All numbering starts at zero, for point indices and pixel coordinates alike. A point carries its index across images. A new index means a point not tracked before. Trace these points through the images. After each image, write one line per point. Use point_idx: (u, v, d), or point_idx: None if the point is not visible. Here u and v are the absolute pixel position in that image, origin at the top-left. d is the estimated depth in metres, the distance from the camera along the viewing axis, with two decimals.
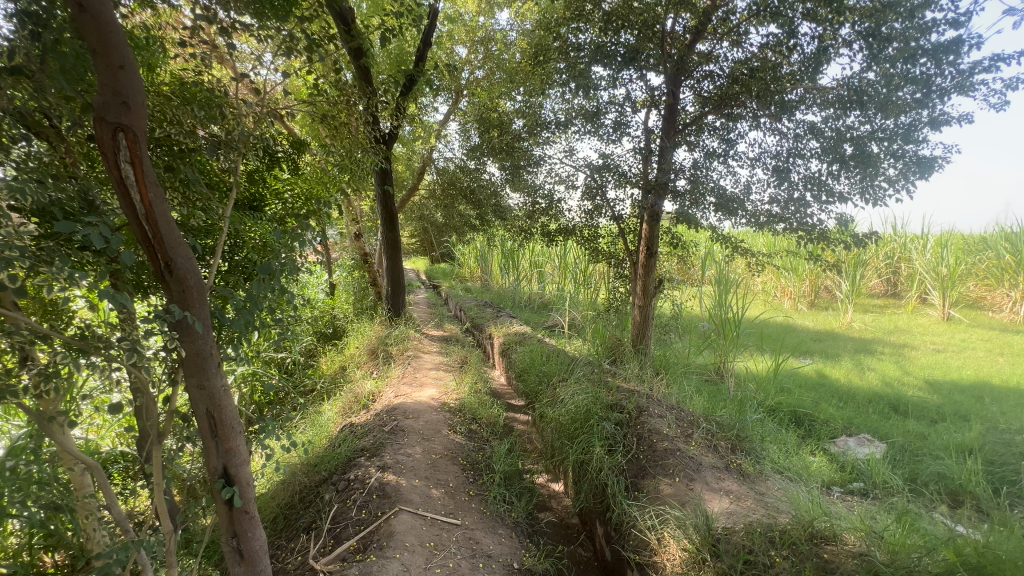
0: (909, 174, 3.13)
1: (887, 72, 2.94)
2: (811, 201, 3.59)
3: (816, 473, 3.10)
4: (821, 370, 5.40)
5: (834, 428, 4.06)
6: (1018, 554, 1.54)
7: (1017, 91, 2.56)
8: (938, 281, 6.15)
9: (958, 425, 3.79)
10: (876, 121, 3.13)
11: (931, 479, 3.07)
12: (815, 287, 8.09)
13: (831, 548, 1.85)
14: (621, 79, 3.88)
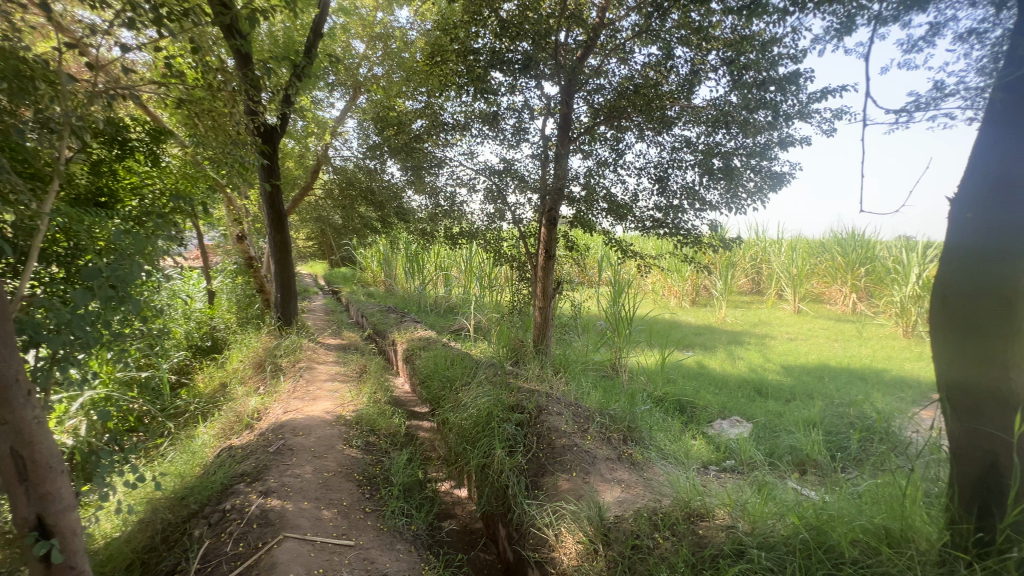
0: (764, 187, 3.58)
1: (746, 96, 3.33)
2: (687, 208, 3.95)
3: (695, 455, 3.41)
4: (701, 361, 5.97)
5: (711, 413, 4.47)
6: (844, 510, 1.81)
7: (842, 119, 3.03)
8: (791, 279, 7.20)
9: (806, 403, 4.40)
10: (738, 138, 3.54)
11: (785, 452, 3.53)
12: (696, 286, 8.95)
13: (704, 524, 2.03)
14: (518, 86, 3.95)
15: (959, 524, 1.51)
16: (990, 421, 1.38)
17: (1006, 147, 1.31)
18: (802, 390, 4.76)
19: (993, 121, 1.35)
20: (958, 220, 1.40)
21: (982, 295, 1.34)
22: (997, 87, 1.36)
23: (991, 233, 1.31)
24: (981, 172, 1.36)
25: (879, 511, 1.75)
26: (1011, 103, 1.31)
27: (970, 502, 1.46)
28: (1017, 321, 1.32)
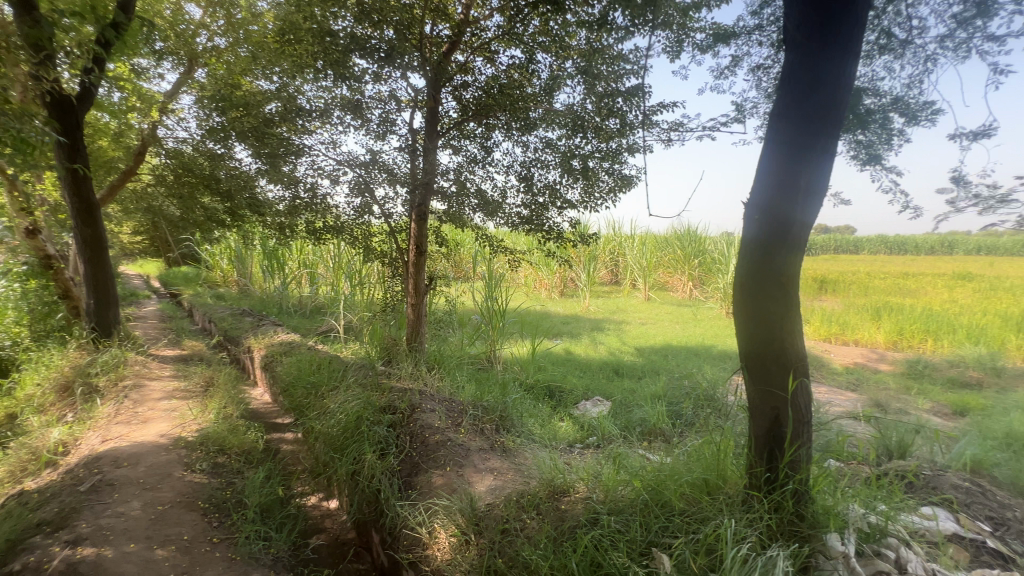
0: (617, 188, 3.96)
1: (598, 104, 3.63)
2: (551, 206, 4.20)
3: (562, 436, 3.66)
4: (568, 348, 6.42)
5: (576, 395, 4.83)
6: (676, 469, 2.10)
7: (675, 132, 3.48)
8: (641, 270, 9.10)
9: (653, 379, 5.01)
10: (593, 142, 3.84)
11: (637, 424, 3.97)
12: (563, 279, 9.59)
13: (565, 499, 2.20)
14: (383, 75, 3.78)
15: (754, 467, 1.83)
16: (774, 383, 1.72)
17: (780, 159, 1.60)
18: (651, 368, 5.40)
19: (771, 136, 1.64)
20: (749, 219, 1.70)
21: (766, 279, 1.64)
22: (774, 109, 1.65)
23: (772, 229, 1.61)
24: (763, 179, 1.65)
25: (700, 467, 2.06)
26: (783, 123, 1.61)
27: (761, 450, 1.80)
28: (789, 300, 1.65)
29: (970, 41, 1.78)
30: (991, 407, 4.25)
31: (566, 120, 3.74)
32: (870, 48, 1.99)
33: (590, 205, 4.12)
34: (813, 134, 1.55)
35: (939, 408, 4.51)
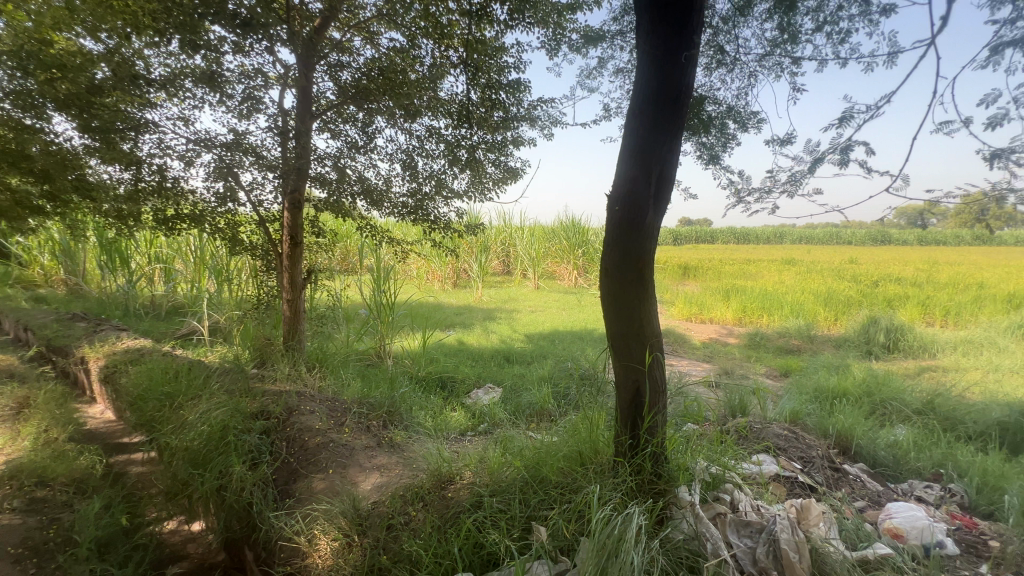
0: (504, 180, 4.03)
1: (482, 95, 3.65)
2: (437, 195, 4.13)
3: (453, 425, 3.64)
4: (460, 338, 6.43)
5: (468, 383, 4.85)
6: (554, 446, 2.23)
7: (556, 126, 3.63)
8: (531, 259, 9.59)
9: (541, 364, 5.24)
10: (479, 133, 3.85)
11: (526, 407, 4.10)
12: (456, 269, 9.56)
13: (451, 487, 2.22)
14: (247, 47, 3.35)
15: (619, 437, 2.01)
16: (633, 358, 1.90)
17: (636, 157, 1.75)
18: (539, 354, 5.64)
19: (629, 135, 1.78)
20: (611, 211, 1.83)
21: (626, 265, 1.80)
22: (631, 110, 1.79)
23: (630, 218, 1.77)
24: (622, 173, 1.79)
25: (575, 441, 2.22)
26: (639, 122, 1.75)
27: (625, 420, 1.98)
28: (645, 283, 1.83)
29: (784, 61, 2.08)
30: (805, 368, 5.19)
31: (451, 110, 3.70)
32: (708, 61, 2.27)
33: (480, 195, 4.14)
34: (663, 133, 1.72)
35: (771, 371, 5.37)
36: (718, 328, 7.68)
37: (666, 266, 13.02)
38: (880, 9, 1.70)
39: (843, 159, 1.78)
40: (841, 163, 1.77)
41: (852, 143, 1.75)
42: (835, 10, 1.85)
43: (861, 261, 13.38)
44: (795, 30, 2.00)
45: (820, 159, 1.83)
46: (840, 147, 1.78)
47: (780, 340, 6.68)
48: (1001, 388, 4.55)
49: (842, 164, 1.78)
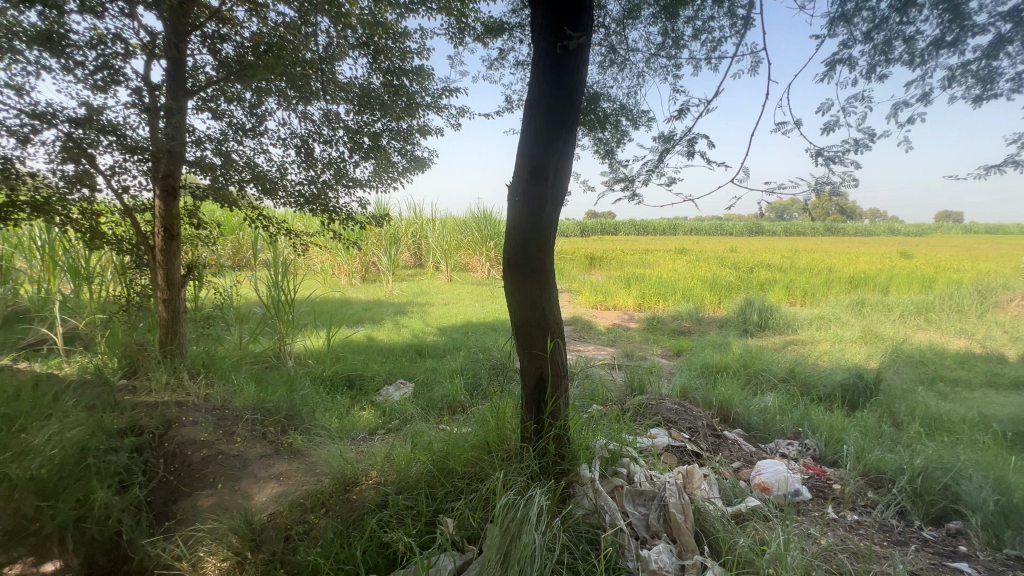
0: (410, 170, 3.86)
1: (385, 81, 3.47)
2: (336, 183, 3.85)
3: (361, 424, 3.48)
4: (369, 334, 6.16)
5: (378, 380, 4.58)
6: (463, 437, 2.23)
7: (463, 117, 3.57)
8: (443, 252, 9.70)
9: (454, 357, 5.20)
10: (383, 120, 3.63)
11: (438, 401, 4.03)
12: (365, 263, 9.16)
13: (356, 489, 2.14)
14: (99, 9, 2.90)
15: (525, 422, 2.07)
16: (536, 345, 1.95)
17: (535, 146, 1.77)
18: (452, 347, 5.58)
19: (527, 126, 1.81)
20: (511, 202, 1.85)
21: (527, 254, 1.83)
22: (529, 101, 1.82)
23: (530, 207, 1.80)
24: (522, 164, 1.82)
25: (482, 430, 2.24)
26: (536, 115, 1.78)
27: (530, 406, 2.04)
28: (546, 272, 1.88)
29: (670, 64, 2.23)
30: (694, 347, 5.74)
31: (351, 95, 3.42)
32: (602, 60, 2.39)
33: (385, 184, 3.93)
34: (561, 126, 1.77)
35: (666, 352, 5.85)
36: (621, 314, 8.18)
37: (575, 257, 13.63)
38: (743, 20, 1.89)
39: (689, 149, 1.94)
40: (689, 154, 1.92)
41: (695, 136, 1.90)
42: (708, 19, 2.03)
43: (740, 250, 15.08)
44: (678, 36, 2.16)
45: (672, 149, 1.96)
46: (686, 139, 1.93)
47: (673, 322, 7.30)
48: (844, 355, 5.40)
49: (690, 155, 1.92)
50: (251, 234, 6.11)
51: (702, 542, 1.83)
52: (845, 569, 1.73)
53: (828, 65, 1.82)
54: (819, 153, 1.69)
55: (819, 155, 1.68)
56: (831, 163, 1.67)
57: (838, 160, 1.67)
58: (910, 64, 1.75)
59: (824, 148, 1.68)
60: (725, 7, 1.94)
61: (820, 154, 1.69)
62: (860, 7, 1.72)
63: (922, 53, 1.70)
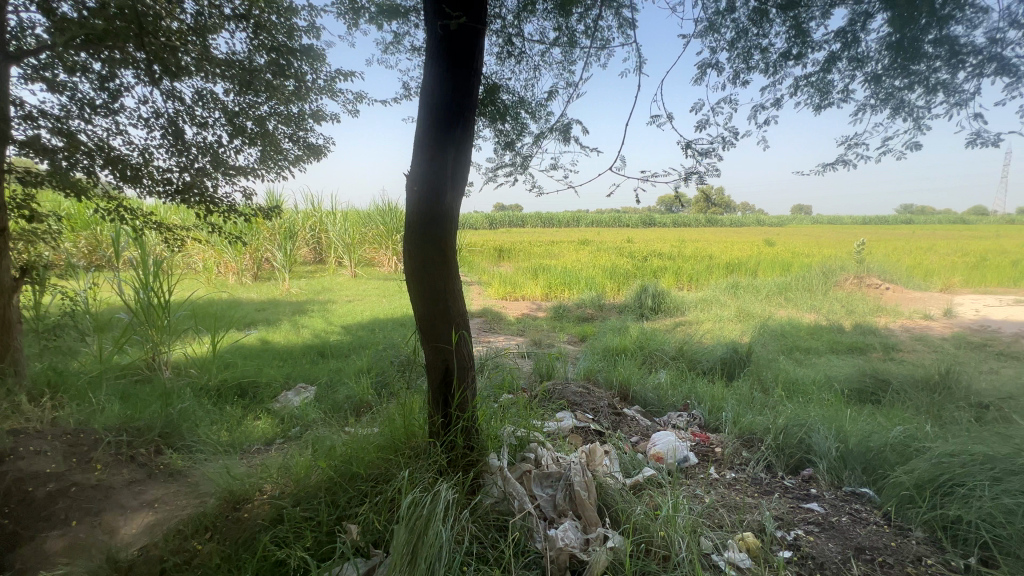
0: (304, 158, 3.39)
1: (272, 61, 2.85)
2: (214, 172, 3.25)
3: (255, 435, 3.17)
4: (263, 337, 5.64)
5: (274, 387, 4.20)
6: (367, 438, 2.13)
7: (362, 104, 3.29)
8: (346, 247, 9.28)
9: (361, 356, 4.97)
10: (270, 102, 3.04)
11: (344, 403, 3.79)
12: (256, 259, 8.39)
13: (248, 505, 1.97)
14: None
15: (433, 416, 2.04)
16: (439, 338, 1.92)
17: (430, 133, 1.72)
18: (358, 346, 5.32)
19: (425, 111, 1.75)
20: (410, 190, 1.78)
21: (426, 245, 1.79)
22: (427, 85, 1.75)
23: (427, 197, 1.75)
24: (420, 150, 1.75)
25: (388, 429, 2.16)
26: (435, 98, 1.72)
27: (437, 400, 2.00)
28: (447, 264, 1.84)
29: (566, 60, 2.28)
30: (597, 333, 6.09)
31: (228, 75, 2.77)
32: (500, 51, 2.38)
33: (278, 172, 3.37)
34: (456, 114, 1.73)
35: (572, 338, 6.12)
36: (530, 304, 8.40)
37: (484, 249, 13.71)
38: (628, 21, 2.00)
39: (566, 136, 2.10)
40: (565, 139, 2.09)
41: (570, 122, 2.06)
42: (598, 18, 2.11)
43: (636, 240, 16.26)
44: (571, 32, 2.22)
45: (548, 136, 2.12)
46: (562, 125, 2.08)
47: (578, 310, 7.65)
48: (722, 332, 6.10)
49: (566, 140, 2.09)
50: (110, 229, 5.27)
51: (604, 515, 1.94)
52: (725, 521, 1.94)
53: (700, 69, 2.00)
54: (690, 146, 1.86)
55: (690, 148, 1.84)
56: (701, 156, 1.84)
57: (705, 152, 1.84)
58: (765, 72, 1.97)
59: (693, 141, 1.85)
60: (613, 7, 2.03)
61: (691, 146, 1.86)
62: (725, 18, 1.91)
63: (774, 63, 1.93)
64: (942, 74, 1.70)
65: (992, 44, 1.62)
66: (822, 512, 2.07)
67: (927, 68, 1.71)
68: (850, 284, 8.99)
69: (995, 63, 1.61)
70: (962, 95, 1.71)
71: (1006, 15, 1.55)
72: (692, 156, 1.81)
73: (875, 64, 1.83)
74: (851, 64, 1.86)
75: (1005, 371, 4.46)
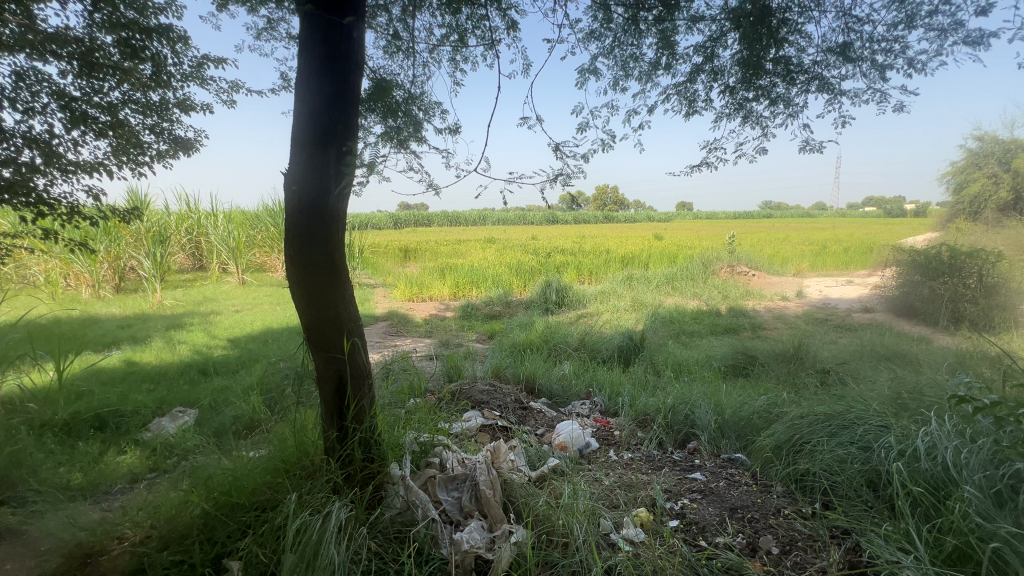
0: (174, 151, 2.95)
1: (124, 42, 2.33)
2: (48, 168, 2.63)
3: (119, 472, 2.73)
4: (128, 357, 4.88)
5: (144, 414, 3.64)
6: (251, 463, 1.93)
7: (238, 93, 2.93)
8: (230, 251, 8.42)
9: (251, 371, 4.52)
10: (123, 88, 2.52)
11: (231, 424, 3.40)
12: (117, 268, 7.26)
13: (104, 559, 1.68)
14: None
15: (327, 431, 1.91)
16: (331, 348, 1.79)
17: (310, 132, 1.59)
18: (247, 360, 4.84)
19: (300, 106, 1.61)
20: (288, 191, 1.63)
21: (313, 251, 1.64)
22: (301, 79, 1.62)
23: (310, 200, 1.61)
24: (297, 148, 1.61)
25: (279, 450, 1.99)
26: (310, 94, 1.60)
27: (331, 414, 1.88)
28: (336, 270, 1.72)
29: (456, 58, 2.24)
30: (505, 330, 6.17)
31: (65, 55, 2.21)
32: (388, 46, 2.28)
33: (137, 168, 2.85)
34: (340, 112, 1.62)
35: (481, 336, 6.14)
36: (437, 304, 8.27)
37: (388, 250, 13.26)
38: (513, 23, 2.03)
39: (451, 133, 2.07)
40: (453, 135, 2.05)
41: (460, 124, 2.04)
42: (485, 17, 2.11)
43: (540, 237, 16.84)
44: (460, 30, 2.19)
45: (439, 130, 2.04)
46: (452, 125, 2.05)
47: (486, 308, 7.72)
48: (620, 322, 6.52)
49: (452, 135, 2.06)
50: None
51: (509, 510, 1.95)
52: (620, 500, 2.06)
53: (582, 73, 2.11)
54: (559, 148, 1.75)
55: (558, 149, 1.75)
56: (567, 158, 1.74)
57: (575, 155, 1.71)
58: (640, 80, 2.13)
59: (562, 143, 1.75)
60: (500, 8, 2.04)
61: (560, 149, 1.74)
62: (604, 28, 2.03)
63: (647, 72, 2.09)
64: (779, 88, 1.96)
65: (814, 66, 1.91)
66: (704, 480, 2.29)
67: (769, 83, 1.96)
68: (724, 272, 9.81)
69: (818, 82, 1.90)
70: (794, 108, 1.99)
71: (825, 41, 1.83)
72: (560, 156, 1.68)
73: (729, 77, 2.05)
74: (710, 76, 2.07)
75: (841, 341, 5.31)
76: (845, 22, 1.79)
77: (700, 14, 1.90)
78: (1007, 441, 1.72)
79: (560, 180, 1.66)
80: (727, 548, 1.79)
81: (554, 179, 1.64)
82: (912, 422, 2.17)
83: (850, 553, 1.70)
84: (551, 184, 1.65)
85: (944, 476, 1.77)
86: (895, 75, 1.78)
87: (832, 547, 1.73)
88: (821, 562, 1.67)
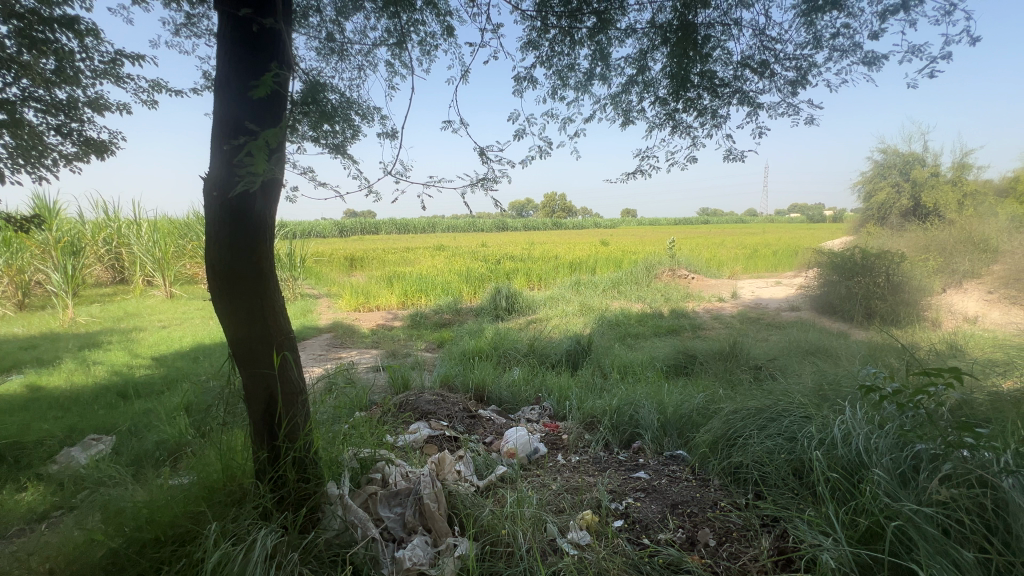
0: (85, 152, 2.69)
1: (21, 35, 2.08)
2: None
3: (14, 513, 2.40)
4: (32, 382, 4.36)
5: (50, 444, 3.25)
6: (169, 493, 1.77)
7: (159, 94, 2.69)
8: (156, 263, 7.79)
9: (178, 391, 4.16)
10: (21, 83, 2.24)
11: (153, 451, 3.10)
12: (21, 284, 6.52)
13: None
14: None
15: (257, 453, 1.78)
16: (258, 364, 1.67)
17: (228, 134, 1.46)
18: (174, 380, 4.47)
19: (220, 103, 1.47)
20: (207, 197, 1.50)
21: (234, 262, 1.52)
22: (220, 73, 1.48)
23: (230, 207, 1.49)
24: (215, 151, 1.49)
25: (202, 477, 1.85)
26: (229, 91, 1.46)
27: (261, 434, 1.75)
28: (262, 282, 1.60)
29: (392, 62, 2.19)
30: (454, 338, 6.07)
31: None
32: (320, 47, 2.20)
33: (36, 170, 2.55)
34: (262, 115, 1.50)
35: (430, 346, 6.01)
36: (385, 314, 8.06)
37: (332, 259, 12.78)
38: (450, 29, 2.02)
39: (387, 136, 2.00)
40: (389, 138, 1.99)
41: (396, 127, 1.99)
42: (421, 22, 2.08)
43: (489, 244, 16.83)
44: (396, 34, 2.15)
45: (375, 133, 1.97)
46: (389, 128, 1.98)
47: (435, 316, 7.59)
48: (568, 326, 6.60)
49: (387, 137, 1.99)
50: None
51: (453, 523, 1.91)
52: (565, 505, 2.07)
53: (519, 81, 2.13)
54: (484, 152, 1.74)
55: (483, 152, 1.74)
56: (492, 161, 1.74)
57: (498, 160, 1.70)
58: (577, 90, 2.17)
59: (486, 147, 1.73)
60: (437, 13, 2.02)
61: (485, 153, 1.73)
62: (540, 37, 2.06)
63: (582, 82, 2.13)
64: (706, 101, 2.05)
65: (735, 81, 2.03)
66: (648, 478, 2.35)
67: (696, 96, 2.05)
68: (666, 276, 10.21)
69: (739, 95, 2.01)
70: (719, 119, 2.10)
71: (746, 56, 1.95)
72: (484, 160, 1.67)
73: (660, 89, 2.13)
74: (643, 88, 2.14)
75: (772, 338, 5.66)
76: (760, 40, 1.92)
77: (631, 28, 1.97)
78: (909, 425, 1.89)
79: (483, 184, 1.64)
80: (668, 543, 1.83)
81: (476, 184, 1.61)
82: (830, 412, 2.33)
83: (779, 539, 1.80)
84: (475, 189, 1.62)
85: (857, 460, 1.92)
86: (805, 90, 1.92)
87: (763, 536, 1.82)
88: (753, 550, 1.75)
